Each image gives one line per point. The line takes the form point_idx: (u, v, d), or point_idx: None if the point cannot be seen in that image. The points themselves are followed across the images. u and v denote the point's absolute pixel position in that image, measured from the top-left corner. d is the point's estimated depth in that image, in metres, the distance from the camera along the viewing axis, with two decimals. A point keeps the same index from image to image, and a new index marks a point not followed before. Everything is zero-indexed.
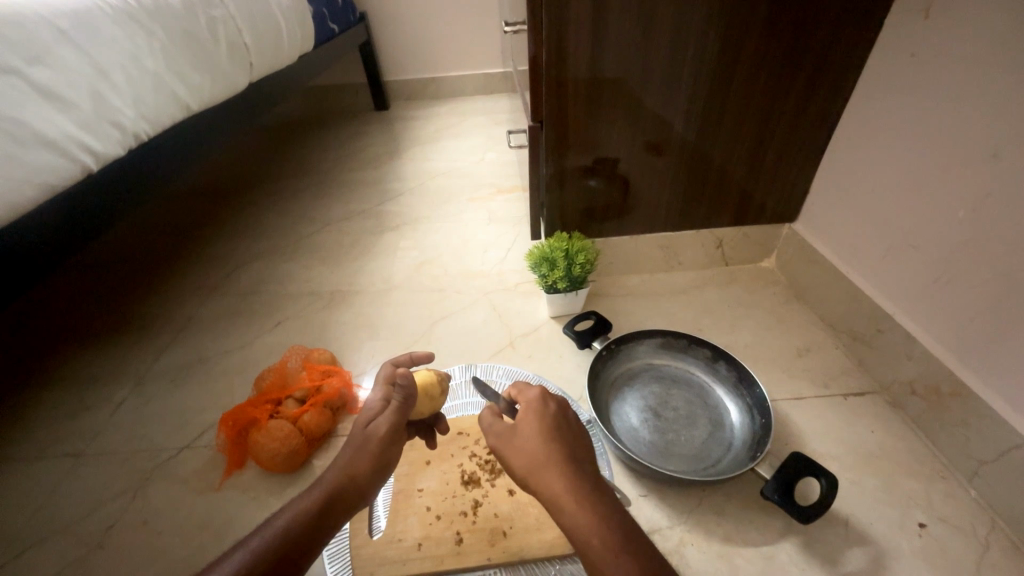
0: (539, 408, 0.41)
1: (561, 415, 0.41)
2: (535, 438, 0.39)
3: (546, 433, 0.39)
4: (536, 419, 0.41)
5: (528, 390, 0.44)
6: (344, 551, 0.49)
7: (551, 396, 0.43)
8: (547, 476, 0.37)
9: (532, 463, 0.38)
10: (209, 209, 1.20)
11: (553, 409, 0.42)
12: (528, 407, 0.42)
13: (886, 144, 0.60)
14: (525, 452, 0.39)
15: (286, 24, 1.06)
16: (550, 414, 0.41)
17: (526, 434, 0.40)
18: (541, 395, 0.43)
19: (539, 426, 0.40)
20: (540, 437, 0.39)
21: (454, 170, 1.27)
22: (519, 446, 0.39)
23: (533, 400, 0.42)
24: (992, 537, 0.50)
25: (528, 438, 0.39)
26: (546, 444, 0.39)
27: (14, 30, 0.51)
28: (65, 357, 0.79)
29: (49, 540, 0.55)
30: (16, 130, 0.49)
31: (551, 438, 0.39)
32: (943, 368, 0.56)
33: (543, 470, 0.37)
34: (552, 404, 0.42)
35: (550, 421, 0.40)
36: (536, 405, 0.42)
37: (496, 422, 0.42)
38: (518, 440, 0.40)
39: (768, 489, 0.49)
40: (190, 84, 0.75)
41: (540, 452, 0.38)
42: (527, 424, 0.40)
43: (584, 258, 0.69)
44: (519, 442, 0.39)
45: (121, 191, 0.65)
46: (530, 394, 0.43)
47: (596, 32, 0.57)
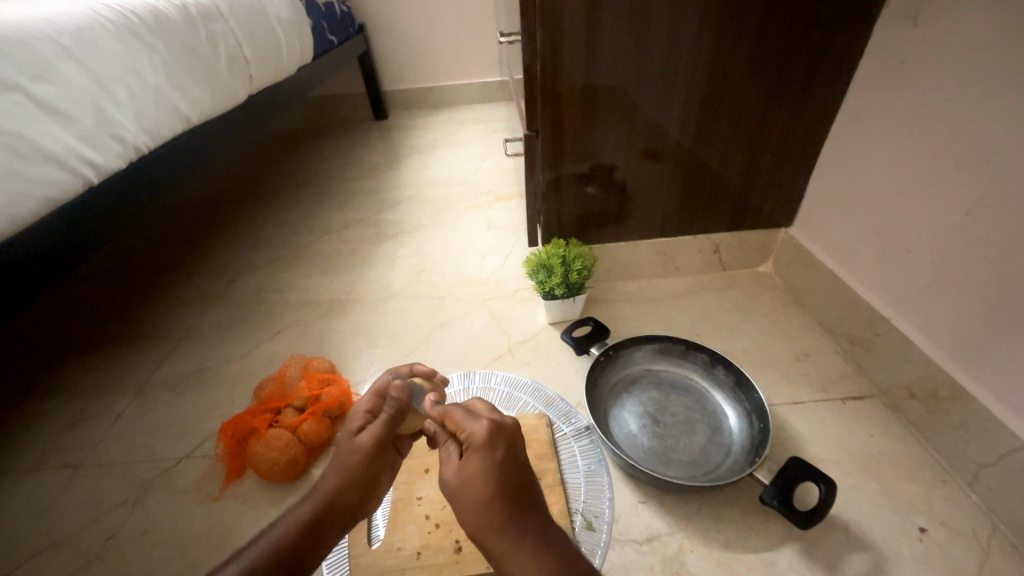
0: (487, 456, 0.39)
1: (509, 458, 0.39)
2: (480, 488, 0.38)
3: (492, 480, 0.38)
4: (483, 470, 0.38)
5: (475, 425, 0.40)
6: (343, 560, 0.48)
7: (501, 433, 0.40)
8: (494, 535, 0.36)
9: (480, 521, 0.37)
10: (209, 219, 1.21)
11: (503, 452, 0.39)
12: (476, 452, 0.39)
13: (880, 148, 0.61)
14: (473, 508, 0.37)
15: (285, 36, 1.07)
16: (499, 458, 0.39)
17: (472, 483, 0.38)
18: (490, 434, 0.39)
19: (484, 474, 0.38)
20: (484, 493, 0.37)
21: (452, 178, 1.28)
22: (465, 500, 0.38)
23: (479, 442, 0.39)
24: (993, 541, 0.49)
25: (473, 488, 0.38)
26: (491, 501, 0.37)
27: (17, 48, 0.52)
28: (65, 368, 0.79)
29: (49, 551, 0.55)
30: (18, 145, 0.50)
31: (498, 490, 0.37)
32: (941, 370, 0.56)
33: (488, 530, 0.37)
34: (499, 451, 0.39)
35: (497, 471, 0.38)
36: (482, 447, 0.39)
37: (448, 464, 0.40)
38: (466, 491, 0.38)
39: (768, 496, 0.49)
40: (190, 97, 0.76)
41: (485, 505, 0.37)
42: (472, 471, 0.38)
43: (581, 264, 0.69)
44: (467, 495, 0.38)
45: (121, 202, 0.66)
46: (475, 434, 0.39)
47: (591, 42, 0.58)
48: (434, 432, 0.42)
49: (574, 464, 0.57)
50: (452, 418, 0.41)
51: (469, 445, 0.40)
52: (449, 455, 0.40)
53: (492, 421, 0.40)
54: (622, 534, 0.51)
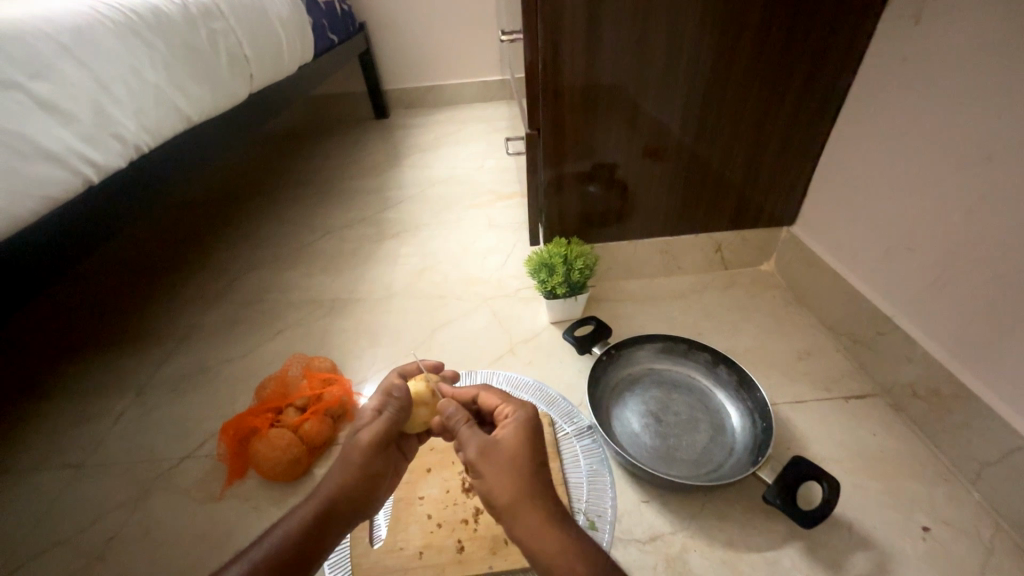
0: (529, 429, 0.40)
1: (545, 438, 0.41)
2: (520, 461, 0.38)
3: (530, 454, 0.38)
4: (524, 440, 0.39)
5: (518, 404, 0.42)
6: (345, 560, 0.48)
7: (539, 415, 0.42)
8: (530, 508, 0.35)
9: (517, 490, 0.36)
10: (210, 218, 1.21)
11: (540, 432, 0.41)
12: (518, 424, 0.40)
13: (882, 146, 0.60)
14: (511, 478, 0.37)
15: (286, 35, 1.07)
16: (538, 435, 0.40)
17: (512, 454, 0.38)
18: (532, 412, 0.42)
19: (525, 447, 0.39)
20: (525, 463, 0.37)
21: (453, 177, 1.28)
22: (503, 468, 0.37)
23: (521, 417, 0.41)
24: (996, 540, 0.49)
25: (513, 459, 0.38)
26: (530, 471, 0.37)
27: (17, 46, 0.52)
28: (66, 367, 0.79)
29: (50, 551, 0.55)
30: (18, 145, 0.50)
31: (537, 464, 0.38)
32: (943, 369, 0.56)
33: (524, 500, 0.36)
34: (538, 429, 0.41)
35: (537, 444, 0.39)
36: (523, 422, 0.40)
37: (478, 437, 0.39)
38: (504, 458, 0.38)
39: (770, 494, 0.49)
40: (190, 96, 0.76)
41: (525, 477, 0.37)
42: (512, 443, 0.39)
43: (583, 263, 0.69)
44: (505, 463, 0.37)
45: (122, 201, 0.65)
46: (518, 410, 0.41)
47: (592, 41, 0.57)
48: (451, 414, 0.41)
49: (577, 462, 0.57)
50: (491, 398, 0.44)
51: (508, 421, 0.41)
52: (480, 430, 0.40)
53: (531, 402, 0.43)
54: (625, 533, 0.51)
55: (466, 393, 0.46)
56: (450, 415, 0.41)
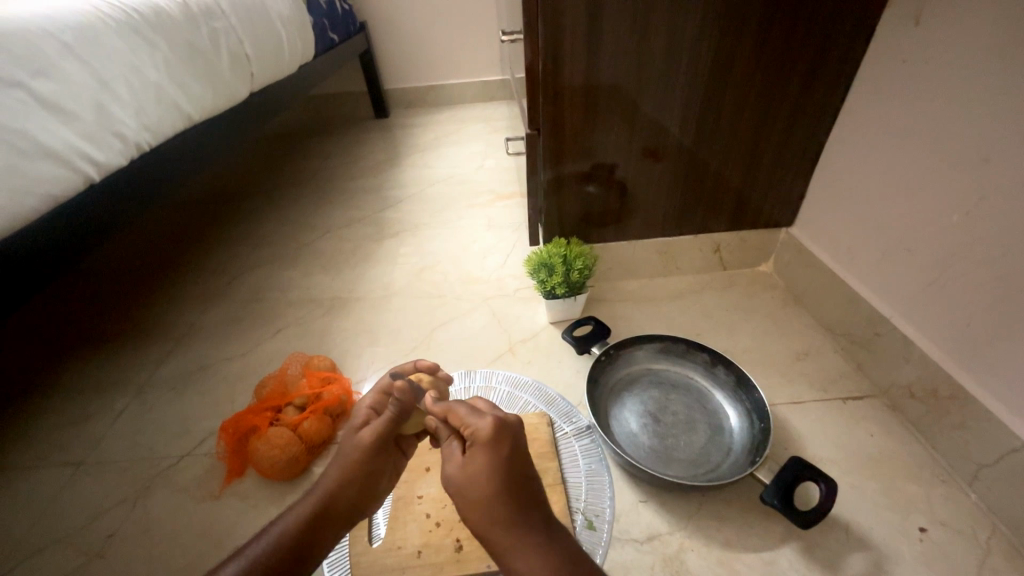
0: (491, 452, 0.38)
1: (514, 456, 0.39)
2: (482, 489, 0.37)
3: (495, 480, 0.37)
4: (484, 466, 0.38)
5: (479, 421, 0.40)
6: (344, 559, 0.48)
7: (506, 432, 0.40)
8: (499, 534, 0.36)
9: (482, 518, 0.37)
10: (210, 216, 1.21)
11: (509, 450, 0.39)
12: (479, 447, 0.39)
13: (881, 148, 0.61)
14: (475, 506, 0.37)
15: (287, 34, 1.07)
16: (503, 456, 0.38)
17: (476, 480, 0.37)
18: (494, 429, 0.39)
19: (488, 472, 0.37)
20: (487, 491, 0.37)
21: (453, 176, 1.28)
22: (468, 495, 0.38)
23: (485, 439, 0.39)
24: (992, 541, 0.49)
25: (477, 485, 0.37)
26: (493, 498, 0.37)
27: (19, 45, 0.52)
28: (66, 365, 0.79)
29: (49, 549, 0.55)
30: (20, 143, 0.50)
31: (503, 489, 0.37)
32: (941, 371, 0.56)
33: (491, 526, 0.36)
34: (503, 447, 0.39)
35: (501, 467, 0.38)
36: (484, 447, 0.38)
37: (449, 462, 0.40)
38: (468, 487, 0.38)
39: (767, 495, 0.49)
40: (191, 95, 0.76)
41: (490, 503, 0.37)
42: (475, 469, 0.38)
43: (582, 264, 0.69)
44: (469, 492, 0.37)
45: (122, 200, 0.66)
46: (479, 430, 0.39)
47: (592, 41, 0.58)
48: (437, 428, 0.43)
49: (575, 462, 0.57)
50: (457, 415, 0.41)
51: (473, 443, 0.39)
52: (452, 453, 0.40)
53: (497, 417, 0.40)
54: (623, 533, 0.52)
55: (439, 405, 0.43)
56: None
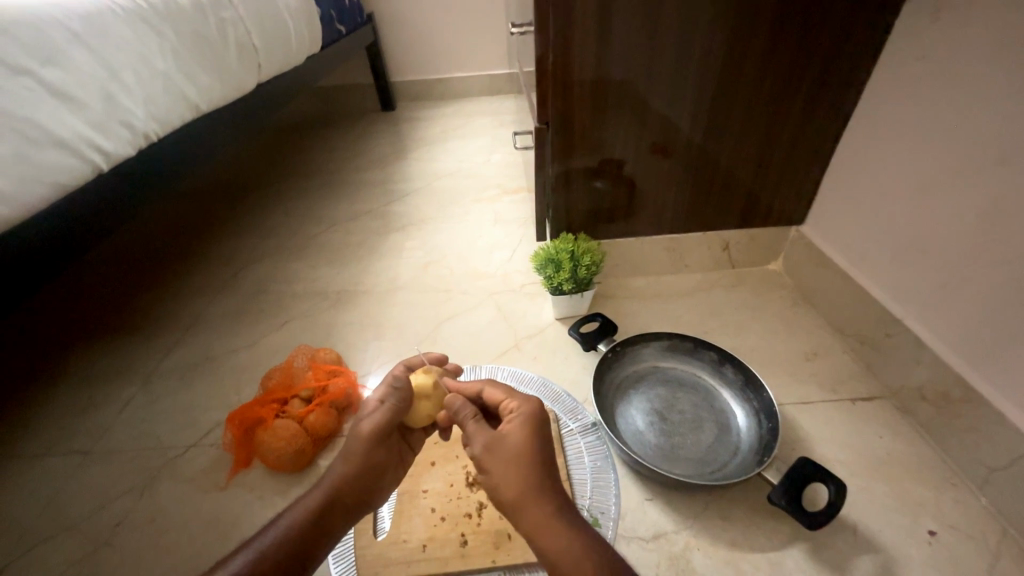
0: (533, 425, 0.40)
1: (550, 435, 0.40)
2: (523, 457, 0.38)
3: (535, 451, 0.38)
4: (527, 436, 0.39)
5: (521, 398, 0.42)
6: (348, 551, 0.49)
7: (545, 412, 0.41)
8: (534, 505, 0.36)
9: (521, 487, 0.37)
10: (216, 208, 1.21)
11: (546, 429, 0.40)
12: (521, 420, 0.40)
13: (896, 147, 0.60)
14: (514, 475, 0.37)
15: (294, 25, 1.07)
16: (542, 432, 0.40)
17: (518, 449, 0.38)
18: (537, 407, 0.41)
19: (528, 443, 0.39)
20: (529, 460, 0.38)
21: (460, 170, 1.28)
22: (507, 464, 0.38)
23: (526, 412, 0.40)
24: (1003, 545, 0.49)
25: (517, 454, 0.38)
26: (535, 467, 0.38)
27: (28, 33, 0.51)
28: (74, 354, 0.80)
29: (57, 537, 0.55)
30: (28, 131, 0.50)
31: (542, 460, 0.38)
32: (953, 373, 0.55)
33: (528, 497, 0.36)
34: (543, 423, 0.41)
35: (541, 439, 0.39)
36: (528, 418, 0.40)
37: (483, 434, 0.40)
38: (507, 456, 0.38)
39: (775, 495, 0.49)
40: (199, 85, 0.76)
41: (528, 474, 0.37)
42: (516, 438, 0.39)
43: (590, 260, 0.69)
44: (509, 461, 0.38)
45: (129, 189, 0.65)
46: (523, 405, 0.41)
47: (603, 34, 0.57)
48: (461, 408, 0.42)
49: (580, 459, 0.56)
50: (494, 394, 0.43)
51: (513, 416, 0.41)
52: (486, 427, 0.41)
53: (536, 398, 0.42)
54: (628, 531, 0.51)
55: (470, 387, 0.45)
56: (458, 409, 0.43)
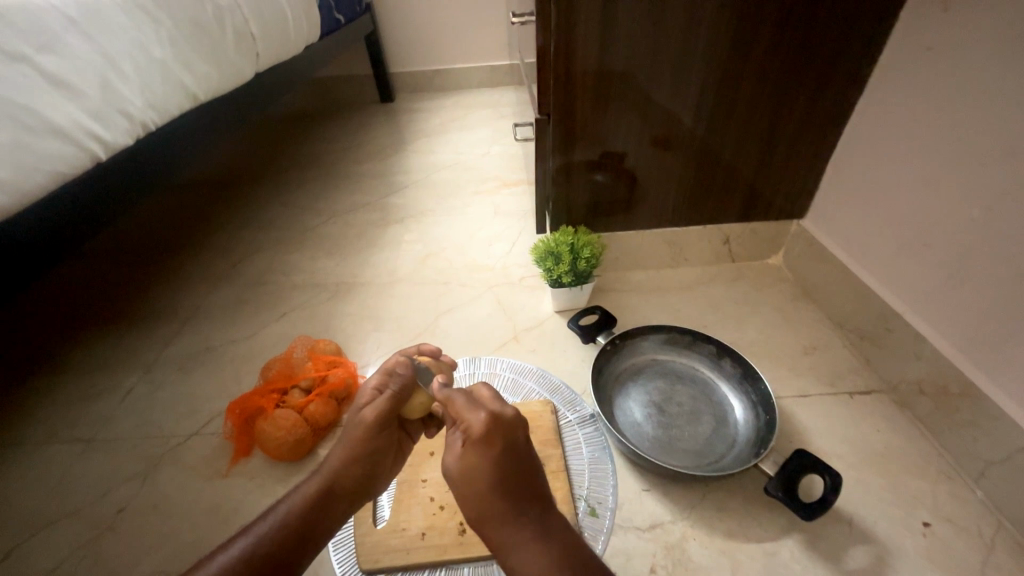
0: (484, 449, 0.38)
1: (508, 453, 0.38)
2: (477, 483, 0.37)
3: (488, 478, 0.37)
4: (476, 462, 0.38)
5: (474, 416, 0.39)
6: (348, 539, 0.49)
7: (500, 430, 0.39)
8: (494, 528, 0.37)
9: (477, 512, 0.37)
10: (215, 198, 1.20)
11: (502, 447, 0.38)
12: (473, 444, 0.38)
13: (899, 140, 0.59)
14: (471, 500, 0.38)
15: (293, 13, 1.06)
16: (498, 453, 0.38)
17: (470, 477, 0.38)
18: (488, 426, 0.38)
19: (484, 466, 0.38)
20: (481, 488, 0.37)
21: (460, 162, 1.27)
22: (464, 489, 0.38)
23: (476, 435, 0.38)
24: (996, 537, 0.49)
25: (470, 481, 0.38)
26: (489, 493, 0.37)
27: (23, 18, 0.51)
28: (74, 343, 0.80)
29: (60, 523, 0.56)
30: (26, 118, 0.50)
31: (497, 485, 0.37)
32: (951, 367, 0.55)
33: (487, 519, 0.37)
34: (498, 444, 0.38)
35: (493, 464, 0.38)
36: (477, 442, 0.38)
37: (445, 454, 0.40)
38: (463, 481, 0.38)
39: (772, 487, 0.49)
40: (196, 74, 0.75)
41: (485, 499, 0.37)
42: (472, 463, 0.38)
43: (590, 252, 0.68)
44: (465, 486, 0.38)
45: (128, 178, 0.65)
46: (472, 427, 0.38)
47: (606, 24, 0.56)
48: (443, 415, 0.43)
49: (578, 450, 0.57)
50: (456, 406, 0.40)
51: (467, 437, 0.39)
52: (448, 444, 0.40)
53: (492, 413, 0.39)
54: (626, 520, 0.52)
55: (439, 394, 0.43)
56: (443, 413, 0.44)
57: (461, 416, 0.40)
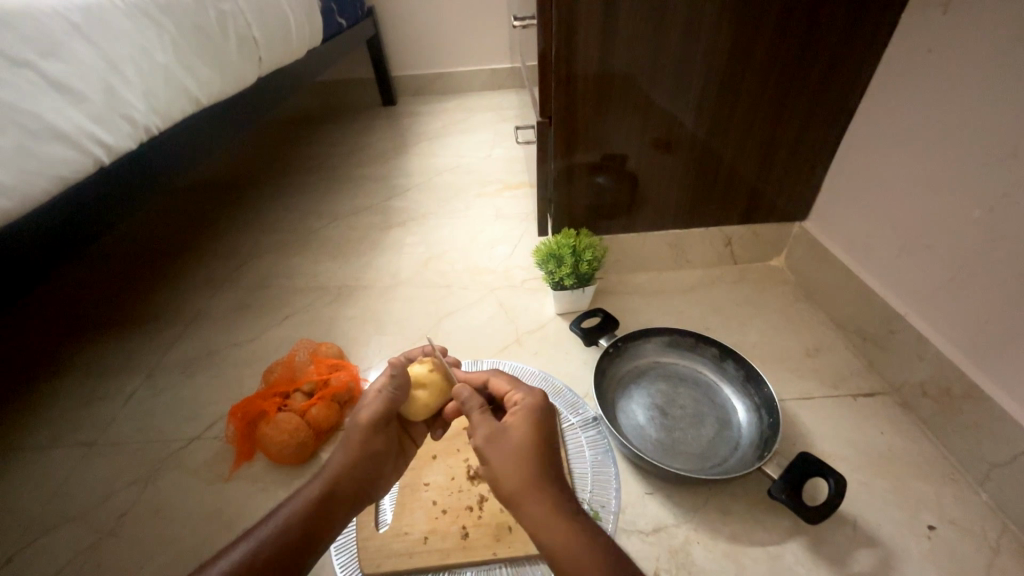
0: (535, 417, 0.41)
1: (551, 428, 0.41)
2: (527, 446, 0.38)
3: (537, 443, 0.39)
4: (528, 427, 0.40)
5: (525, 392, 0.43)
6: (350, 543, 0.49)
7: (548, 405, 0.43)
8: (532, 496, 0.36)
9: (518, 478, 0.37)
10: (218, 202, 1.21)
11: (547, 421, 0.41)
12: (523, 412, 0.41)
13: (901, 142, 0.59)
14: (513, 467, 0.37)
15: (295, 18, 1.06)
16: (544, 425, 0.41)
17: (519, 440, 0.39)
18: (539, 399, 0.42)
19: (532, 435, 0.39)
20: (529, 452, 0.38)
21: (461, 165, 1.27)
22: (507, 454, 0.38)
23: (529, 405, 0.42)
24: (1003, 540, 0.49)
25: (517, 444, 0.38)
26: (535, 458, 0.38)
27: (27, 24, 0.51)
28: (77, 348, 0.80)
29: (62, 527, 0.56)
30: (29, 123, 0.50)
31: (544, 452, 0.39)
32: (955, 369, 0.55)
33: (527, 487, 0.36)
34: (546, 416, 0.41)
35: (542, 431, 0.40)
36: (530, 409, 0.41)
37: (485, 424, 0.41)
38: (508, 447, 0.38)
39: (776, 489, 0.49)
40: (199, 78, 0.75)
41: (530, 463, 0.38)
42: (519, 430, 0.39)
43: (592, 255, 0.68)
44: (508, 452, 0.38)
45: (131, 182, 0.65)
46: (526, 398, 0.42)
47: (607, 27, 0.56)
48: (466, 399, 0.43)
49: (581, 453, 0.57)
50: (502, 383, 0.45)
51: (518, 408, 0.42)
52: (488, 416, 0.42)
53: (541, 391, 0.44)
54: (629, 524, 0.52)
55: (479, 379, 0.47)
56: (466, 398, 0.43)
57: (510, 393, 0.44)
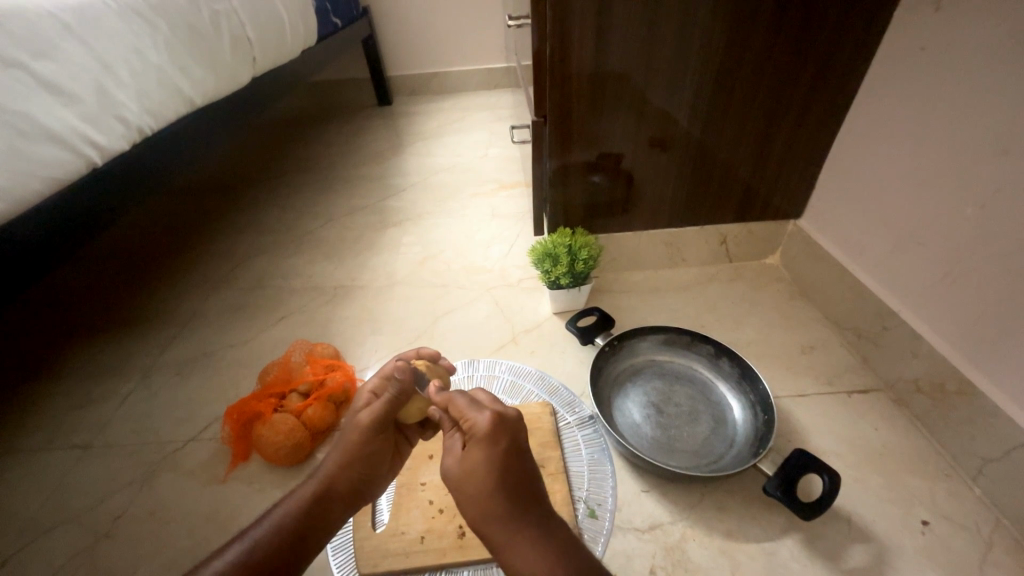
0: (488, 447, 0.39)
1: (512, 450, 0.39)
2: (480, 481, 0.38)
3: (491, 475, 0.38)
4: (482, 460, 0.39)
5: (478, 415, 0.41)
6: (347, 543, 0.49)
7: (503, 427, 0.40)
8: (495, 527, 0.37)
9: (478, 512, 0.37)
10: (213, 203, 1.20)
11: (506, 446, 0.39)
12: (478, 442, 0.39)
13: (894, 140, 0.60)
14: (473, 499, 0.38)
15: (289, 18, 1.06)
16: (501, 450, 0.39)
17: (473, 475, 0.38)
18: (493, 423, 0.40)
19: (485, 464, 0.39)
20: (484, 486, 0.38)
21: (457, 165, 1.27)
22: (466, 488, 0.39)
23: (481, 433, 0.40)
24: (995, 535, 0.49)
25: (473, 479, 0.38)
26: (492, 492, 0.37)
27: (18, 24, 0.51)
28: (72, 349, 0.79)
29: (57, 530, 0.56)
30: (22, 124, 0.50)
31: (500, 482, 0.38)
32: (949, 365, 0.56)
33: (487, 518, 0.37)
34: (501, 442, 0.39)
35: (497, 460, 0.38)
36: (482, 439, 0.39)
37: (449, 454, 0.41)
38: (466, 481, 0.39)
39: (770, 486, 0.49)
40: (193, 79, 0.75)
41: (485, 497, 0.37)
42: (475, 463, 0.39)
43: (587, 254, 0.69)
44: (467, 486, 0.39)
45: (124, 183, 0.65)
46: (478, 425, 0.40)
47: (600, 28, 0.56)
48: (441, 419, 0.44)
49: (577, 451, 0.57)
50: (457, 406, 0.42)
51: (471, 437, 0.40)
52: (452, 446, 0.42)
53: (495, 411, 0.41)
54: (625, 522, 0.52)
55: (439, 395, 0.45)
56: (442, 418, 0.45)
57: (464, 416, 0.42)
